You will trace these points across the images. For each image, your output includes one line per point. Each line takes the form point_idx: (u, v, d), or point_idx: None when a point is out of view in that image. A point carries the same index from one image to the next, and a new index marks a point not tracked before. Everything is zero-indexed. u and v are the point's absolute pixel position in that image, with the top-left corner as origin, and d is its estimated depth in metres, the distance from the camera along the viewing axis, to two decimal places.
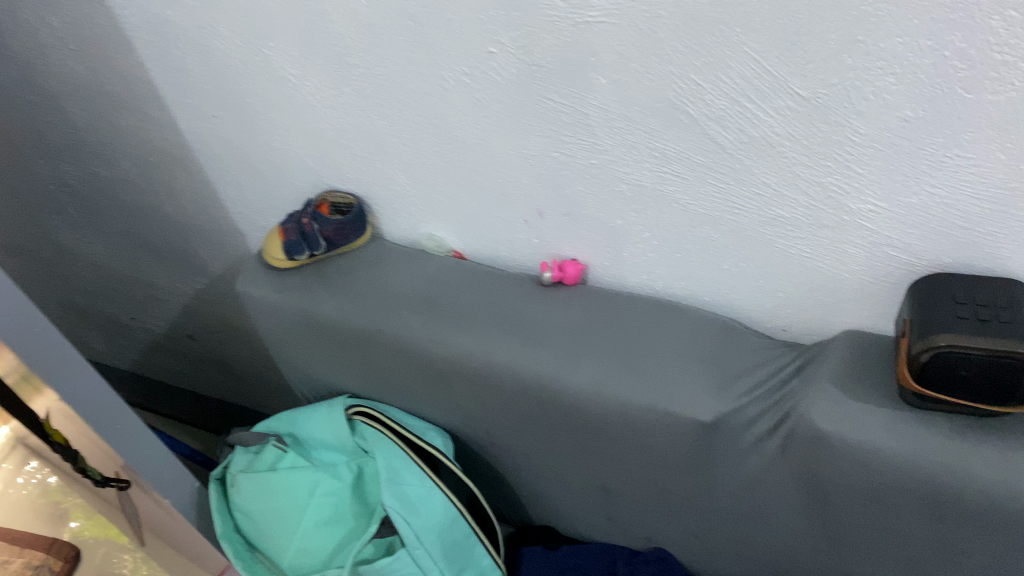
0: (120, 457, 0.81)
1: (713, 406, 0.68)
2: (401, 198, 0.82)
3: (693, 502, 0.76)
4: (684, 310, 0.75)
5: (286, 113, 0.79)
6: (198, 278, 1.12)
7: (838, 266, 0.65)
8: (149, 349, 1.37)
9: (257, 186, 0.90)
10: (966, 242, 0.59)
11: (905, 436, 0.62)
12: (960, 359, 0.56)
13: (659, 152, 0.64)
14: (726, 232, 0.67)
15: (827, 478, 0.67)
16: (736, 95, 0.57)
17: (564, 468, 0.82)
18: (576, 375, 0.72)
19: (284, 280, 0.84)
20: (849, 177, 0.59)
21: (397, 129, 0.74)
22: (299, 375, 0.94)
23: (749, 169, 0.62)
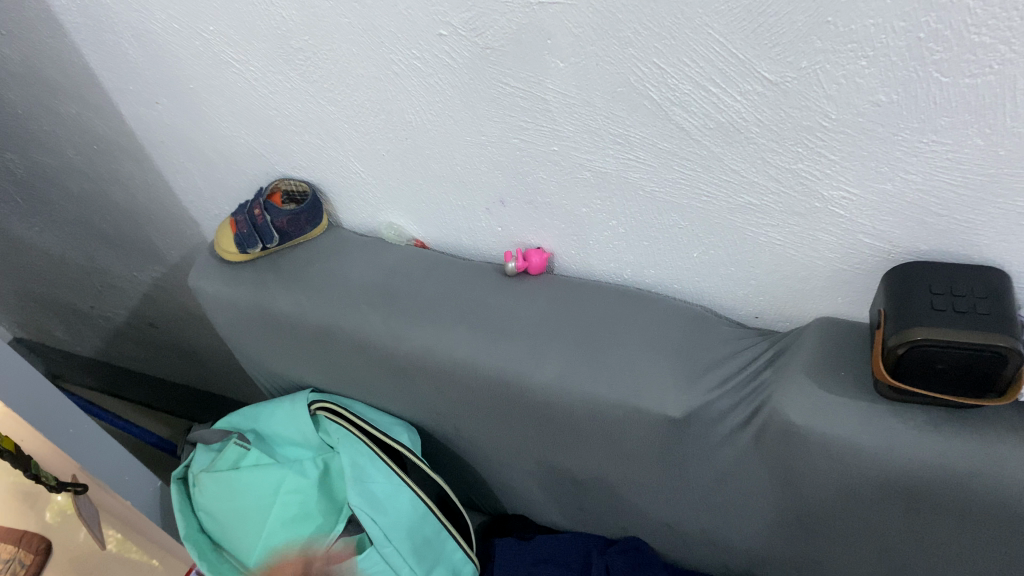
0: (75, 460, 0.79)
1: (682, 402, 0.65)
2: (358, 186, 0.78)
3: (666, 493, 0.75)
4: (653, 299, 0.72)
5: (232, 99, 0.74)
6: (155, 267, 1.08)
7: (811, 253, 0.63)
8: (111, 337, 1.34)
9: (208, 174, 0.86)
10: (942, 228, 0.56)
11: (880, 430, 0.60)
12: (936, 352, 0.54)
13: (623, 139, 0.61)
14: (694, 219, 0.65)
15: (802, 471, 0.65)
16: (700, 78, 0.54)
17: (534, 460, 0.80)
18: (540, 372, 0.69)
19: (237, 274, 0.81)
20: (820, 163, 0.56)
21: (348, 116, 0.70)
22: (258, 371, 0.90)
23: (716, 155, 0.59)
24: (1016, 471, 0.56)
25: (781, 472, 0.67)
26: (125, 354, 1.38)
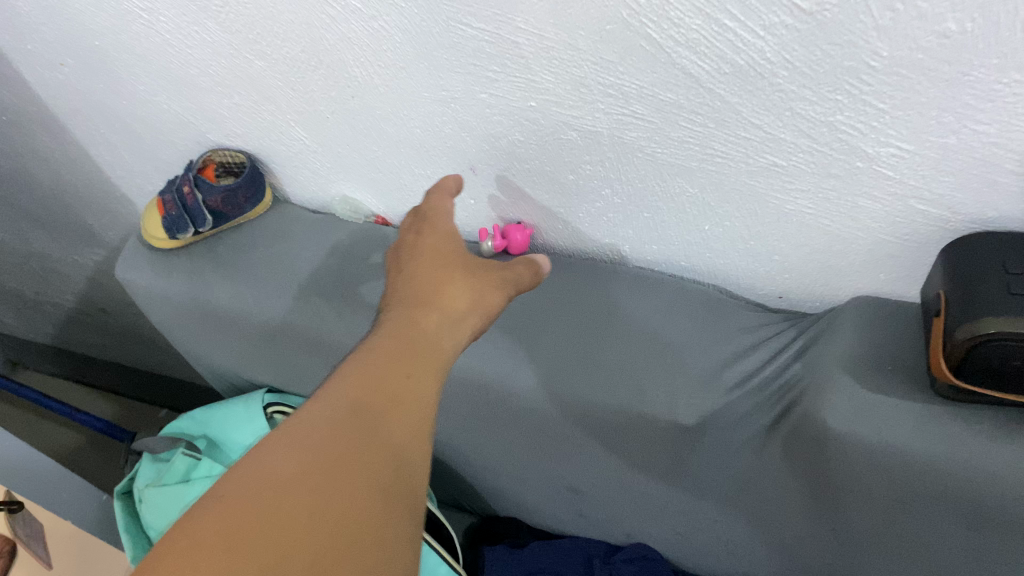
0: None
1: (697, 406, 0.56)
2: (304, 155, 0.66)
3: (677, 500, 0.64)
4: (657, 282, 0.62)
5: (144, 57, 0.62)
6: (96, 250, 0.96)
7: (850, 222, 0.51)
8: (64, 324, 1.22)
9: (135, 145, 0.74)
10: (1020, 192, 0.44)
11: (936, 439, 0.48)
12: (1014, 349, 0.42)
13: (616, 90, 0.49)
14: (705, 184, 0.53)
15: (840, 484, 0.54)
16: (711, 10, 0.42)
17: (524, 464, 0.70)
18: (522, 375, 0.60)
19: (170, 263, 0.69)
20: (864, 113, 0.44)
21: (281, 72, 0.58)
22: (209, 369, 0.79)
23: (732, 107, 0.47)
24: None
25: (814, 483, 0.55)
26: (83, 340, 1.27)
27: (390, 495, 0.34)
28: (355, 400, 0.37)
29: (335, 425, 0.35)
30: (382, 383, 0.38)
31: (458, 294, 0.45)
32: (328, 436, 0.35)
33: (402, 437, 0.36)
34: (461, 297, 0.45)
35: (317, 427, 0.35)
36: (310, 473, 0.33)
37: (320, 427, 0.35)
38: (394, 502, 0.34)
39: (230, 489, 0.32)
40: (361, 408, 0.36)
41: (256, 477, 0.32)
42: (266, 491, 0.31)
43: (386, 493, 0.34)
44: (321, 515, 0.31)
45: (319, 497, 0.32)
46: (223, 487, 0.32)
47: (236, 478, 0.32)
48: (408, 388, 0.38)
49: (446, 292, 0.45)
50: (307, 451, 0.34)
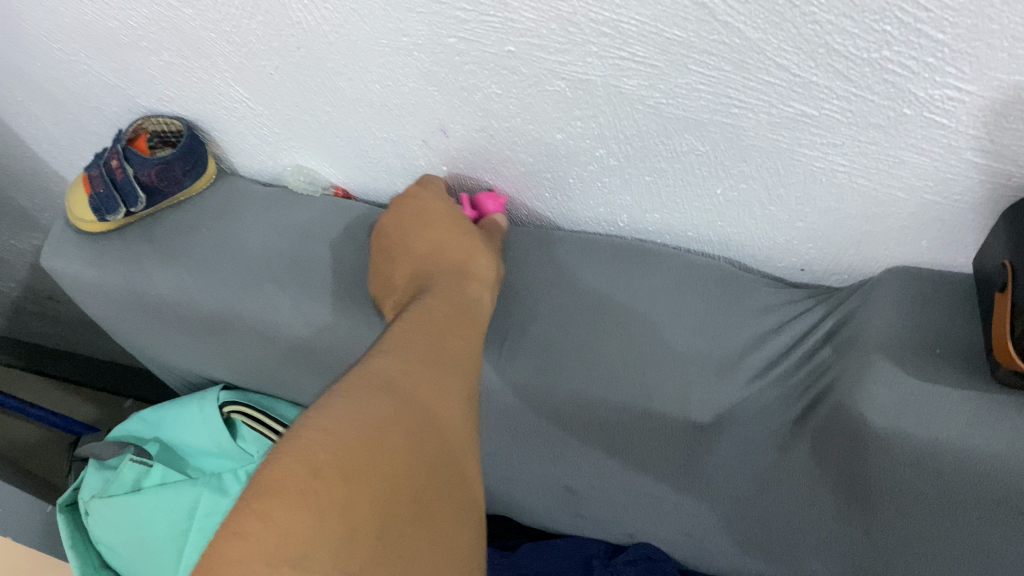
0: None
1: (709, 402, 0.49)
2: (249, 121, 0.57)
3: (686, 501, 0.57)
4: (661, 255, 0.53)
5: (51, 9, 0.53)
6: (34, 234, 0.87)
7: (891, 181, 0.43)
8: (13, 312, 1.13)
9: (59, 113, 0.65)
10: None
11: (996, 437, 0.41)
12: None
13: (609, 29, 0.40)
14: (718, 140, 0.45)
15: (879, 490, 0.46)
16: None
17: (513, 462, 0.62)
18: (507, 371, 0.53)
19: (100, 250, 0.60)
20: (918, 47, 0.35)
21: (211, 21, 0.49)
22: (158, 365, 0.71)
23: (752, 45, 0.38)
24: None
25: (842, 487, 0.48)
26: (35, 331, 1.18)
27: (469, 480, 0.32)
28: (438, 361, 0.34)
29: (430, 382, 0.33)
30: (456, 356, 0.36)
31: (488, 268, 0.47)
32: (428, 395, 0.32)
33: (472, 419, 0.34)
34: (490, 270, 0.47)
35: (415, 378, 0.32)
36: (420, 428, 0.30)
37: (416, 378, 0.32)
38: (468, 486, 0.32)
39: (342, 415, 0.28)
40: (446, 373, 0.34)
41: (369, 411, 0.29)
42: (386, 433, 0.28)
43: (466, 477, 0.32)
44: (426, 485, 0.29)
45: (429, 462, 0.30)
46: (338, 411, 0.28)
47: (344, 408, 0.29)
48: (463, 359, 0.36)
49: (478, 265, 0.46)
50: (412, 402, 0.31)
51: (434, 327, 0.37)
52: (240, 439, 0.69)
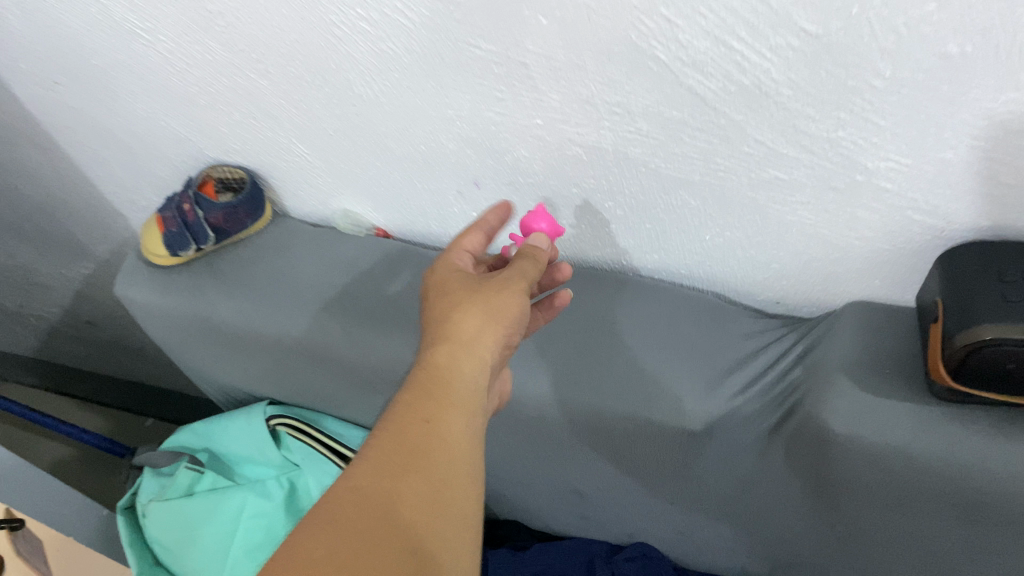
0: None
1: (703, 411, 0.57)
2: (304, 172, 0.67)
3: (680, 501, 0.66)
4: (660, 290, 0.63)
5: (141, 76, 0.62)
6: (84, 264, 0.96)
7: (848, 233, 0.53)
8: (47, 336, 1.21)
9: (129, 162, 0.74)
10: (1014, 202, 0.46)
11: (936, 439, 0.50)
12: (1010, 355, 0.45)
13: (621, 108, 0.50)
14: (707, 197, 0.54)
15: (841, 482, 0.56)
16: (720, 34, 0.43)
17: (529, 469, 0.71)
18: (530, 384, 0.62)
19: (170, 280, 0.69)
20: (866, 130, 0.45)
21: (283, 91, 0.58)
22: (208, 384, 0.80)
23: (736, 125, 0.48)
24: None
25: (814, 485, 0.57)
26: (65, 353, 1.25)
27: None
28: (425, 446, 0.37)
29: (404, 484, 0.35)
30: (450, 429, 0.38)
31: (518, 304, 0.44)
32: (398, 517, 0.34)
33: (469, 487, 0.37)
34: (518, 304, 0.44)
35: (390, 479, 0.35)
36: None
37: (392, 479, 0.35)
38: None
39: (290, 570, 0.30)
40: (434, 458, 0.37)
41: (329, 539, 0.32)
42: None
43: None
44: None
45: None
46: (291, 551, 0.31)
47: (295, 560, 0.31)
48: (455, 417, 0.39)
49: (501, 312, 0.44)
50: (383, 513, 0.34)
51: (414, 396, 0.39)
52: (282, 449, 0.77)
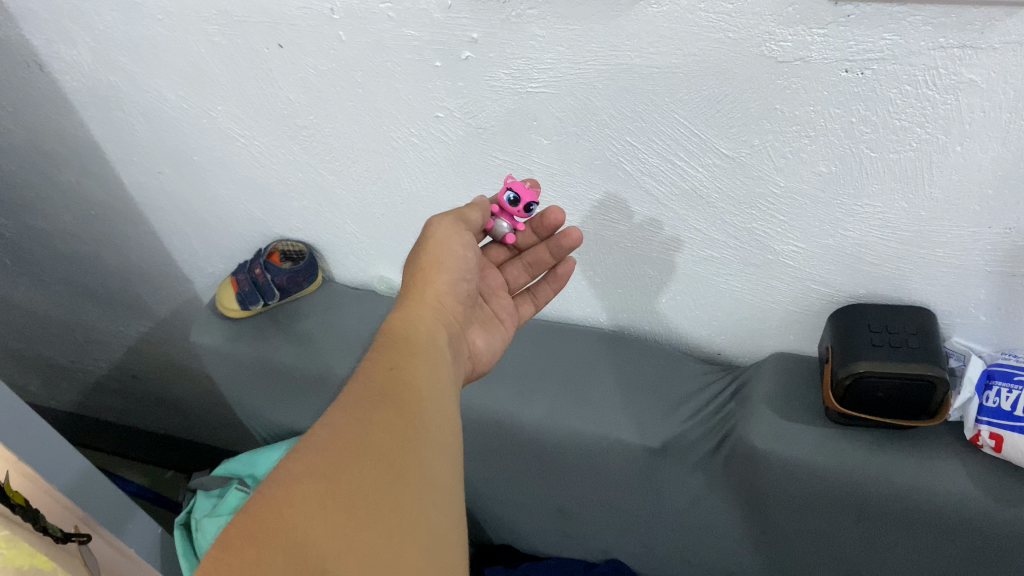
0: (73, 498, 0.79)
1: (659, 433, 0.75)
2: (352, 246, 0.85)
3: (645, 515, 0.82)
4: (629, 340, 0.82)
5: (233, 168, 0.81)
6: (143, 322, 1.13)
7: (766, 298, 0.71)
8: (91, 391, 1.35)
9: (206, 235, 0.92)
10: (877, 275, 0.65)
11: (831, 452, 0.67)
12: (878, 383, 0.62)
13: (599, 203, 0.69)
14: (663, 269, 0.73)
15: (767, 492, 0.72)
16: (667, 154, 0.63)
17: (523, 489, 0.87)
18: (529, 411, 0.79)
19: (240, 330, 0.88)
20: (772, 222, 0.64)
21: (346, 183, 0.78)
22: (257, 420, 0.96)
23: (681, 217, 0.67)
24: (943, 485, 0.64)
25: (746, 492, 0.74)
26: (102, 407, 1.40)
27: (422, 506, 0.42)
28: (390, 385, 0.48)
29: (377, 416, 0.45)
30: (409, 369, 0.49)
31: (453, 252, 0.57)
32: (377, 438, 0.44)
33: (433, 418, 0.47)
34: (445, 252, 0.57)
35: (365, 412, 0.45)
36: (349, 488, 0.41)
37: (368, 412, 0.45)
38: (429, 501, 0.42)
39: (292, 478, 0.40)
40: (401, 399, 0.47)
41: (319, 459, 0.42)
42: (320, 499, 0.40)
43: (424, 485, 0.43)
44: (358, 541, 0.39)
45: (363, 527, 0.39)
46: (291, 470, 0.41)
47: (296, 475, 0.41)
48: (411, 370, 0.50)
49: (434, 255, 0.56)
50: (363, 436, 0.43)
51: (377, 358, 0.50)
52: None
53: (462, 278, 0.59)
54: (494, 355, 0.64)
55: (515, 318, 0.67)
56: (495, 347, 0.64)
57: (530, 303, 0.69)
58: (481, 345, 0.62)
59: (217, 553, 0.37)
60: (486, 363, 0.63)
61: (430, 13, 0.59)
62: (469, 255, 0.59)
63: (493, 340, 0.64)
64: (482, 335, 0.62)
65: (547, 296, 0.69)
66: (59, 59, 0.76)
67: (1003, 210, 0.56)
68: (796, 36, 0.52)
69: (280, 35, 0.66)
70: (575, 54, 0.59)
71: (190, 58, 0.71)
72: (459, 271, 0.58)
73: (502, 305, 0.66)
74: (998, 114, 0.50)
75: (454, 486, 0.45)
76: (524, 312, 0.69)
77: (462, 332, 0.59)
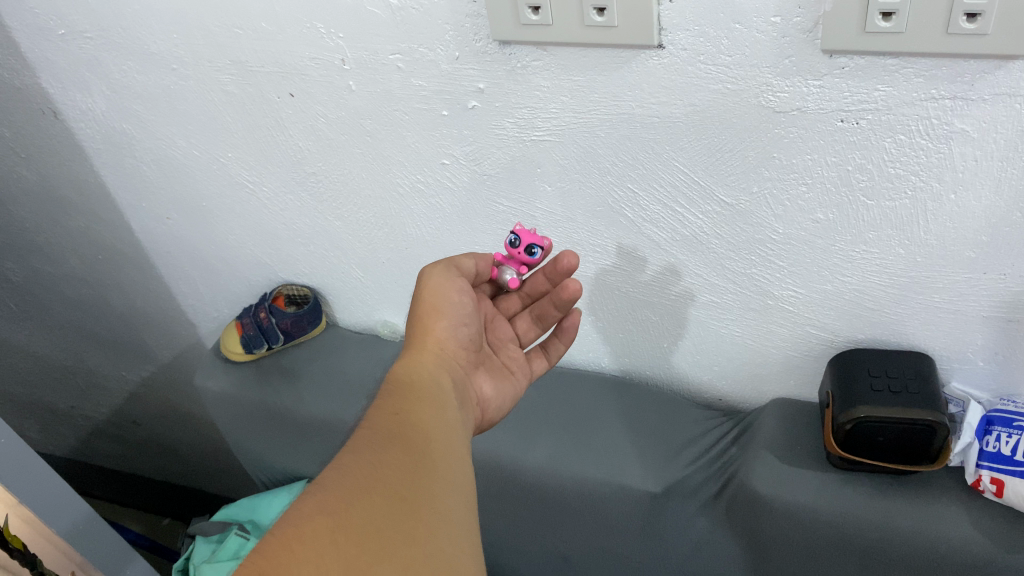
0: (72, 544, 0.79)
1: (661, 478, 0.75)
2: (357, 290, 0.86)
3: (648, 561, 0.82)
4: (632, 386, 0.83)
5: (241, 214, 0.83)
6: (145, 367, 1.13)
7: (766, 343, 0.72)
8: (89, 437, 1.35)
9: (211, 279, 0.93)
10: (877, 321, 0.65)
11: (834, 496, 0.67)
12: (878, 428, 0.62)
13: (601, 249, 0.71)
14: (664, 313, 0.74)
15: (769, 536, 0.72)
16: (668, 201, 0.64)
17: (526, 534, 0.87)
18: (531, 455, 0.79)
19: (244, 374, 0.88)
20: (771, 268, 0.65)
21: (352, 229, 0.79)
22: (259, 465, 0.96)
23: (683, 262, 0.68)
24: (947, 530, 0.64)
25: (749, 537, 0.74)
26: (100, 454, 1.39)
27: (434, 542, 0.42)
28: (397, 426, 0.48)
29: (385, 455, 0.45)
30: (414, 411, 0.50)
31: (448, 298, 0.58)
32: (386, 478, 0.44)
33: (444, 456, 0.48)
34: (441, 299, 0.58)
35: (373, 453, 0.45)
36: (359, 527, 0.41)
37: (376, 453, 0.45)
38: (442, 537, 0.43)
39: (301, 519, 0.40)
40: (408, 441, 0.47)
41: (330, 498, 0.42)
42: (331, 538, 0.40)
43: (436, 522, 0.43)
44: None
45: (374, 564, 0.39)
46: (303, 509, 0.41)
47: (308, 513, 0.41)
48: (418, 413, 0.50)
49: (431, 303, 0.57)
50: (372, 477, 0.43)
51: (383, 403, 0.51)
52: None
53: (460, 325, 0.59)
54: (502, 405, 0.63)
55: (527, 372, 0.67)
56: (505, 396, 0.63)
57: (543, 358, 0.68)
58: (489, 392, 0.62)
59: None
60: (496, 413, 0.63)
61: (438, 64, 0.62)
62: (465, 299, 0.59)
63: (502, 390, 0.63)
64: (490, 384, 0.62)
65: (559, 352, 0.68)
66: (74, 106, 0.78)
67: (998, 257, 0.57)
68: (792, 87, 0.54)
69: (291, 85, 0.68)
70: (577, 104, 0.60)
71: (204, 106, 0.73)
72: (456, 316, 0.59)
73: (513, 356, 0.66)
74: (989, 162, 0.52)
75: (468, 523, 0.45)
76: (539, 366, 0.68)
77: (467, 379, 0.59)
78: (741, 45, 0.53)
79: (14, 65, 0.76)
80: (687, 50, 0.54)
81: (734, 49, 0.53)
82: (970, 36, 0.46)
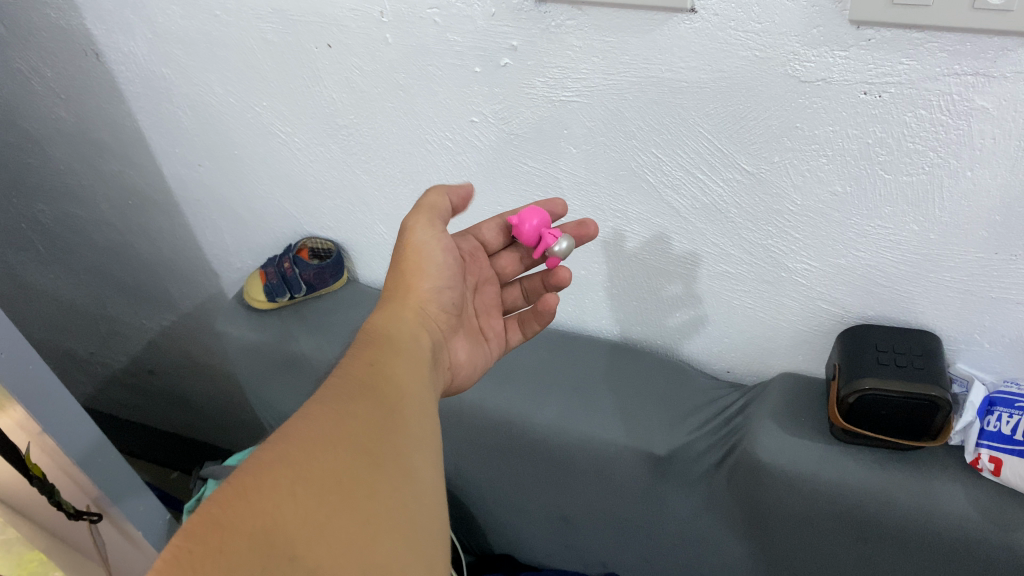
0: (88, 473, 0.80)
1: (666, 441, 0.77)
2: (379, 247, 0.88)
3: (647, 524, 0.84)
4: (641, 352, 0.85)
5: (272, 165, 0.85)
6: (166, 315, 1.16)
7: (777, 316, 0.73)
8: (105, 385, 1.38)
9: (237, 230, 0.95)
10: (888, 297, 0.67)
11: (834, 467, 0.68)
12: (882, 401, 0.63)
13: (621, 214, 0.73)
14: (679, 282, 0.76)
15: (767, 505, 0.73)
16: (690, 167, 0.66)
17: (530, 494, 0.90)
18: (540, 414, 0.81)
19: (264, 322, 0.92)
20: (787, 240, 0.67)
21: (379, 184, 0.81)
22: (273, 414, 0.99)
23: (701, 231, 0.70)
24: (943, 505, 0.64)
25: (747, 505, 0.76)
26: (116, 402, 1.42)
27: (399, 495, 0.43)
28: (369, 382, 0.49)
29: (355, 407, 0.47)
30: (386, 368, 0.51)
31: (434, 260, 0.60)
32: (353, 431, 0.45)
33: (414, 414, 0.49)
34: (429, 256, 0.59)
35: (340, 407, 0.46)
36: (324, 476, 0.42)
37: (346, 407, 0.46)
38: (405, 491, 0.44)
39: (262, 468, 0.41)
40: (380, 397, 0.48)
41: (295, 449, 0.42)
42: (292, 487, 0.40)
43: (401, 476, 0.45)
44: (331, 527, 0.40)
45: (336, 516, 0.40)
46: (266, 457, 0.42)
47: (270, 461, 0.42)
48: (390, 371, 0.51)
49: (415, 259, 0.59)
50: (336, 433, 0.44)
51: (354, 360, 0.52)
52: None
53: (445, 287, 0.61)
54: (472, 372, 0.65)
55: (501, 344, 0.69)
56: (476, 363, 0.65)
57: (519, 331, 0.70)
58: (464, 358, 0.64)
59: (180, 541, 0.37)
60: (467, 375, 0.65)
61: (474, 20, 0.63)
62: (449, 260, 0.61)
63: (476, 357, 0.65)
64: (465, 350, 0.64)
65: (533, 331, 0.71)
66: (116, 48, 0.81)
67: (1011, 238, 0.58)
68: (818, 57, 0.55)
69: (330, 35, 0.70)
70: (609, 66, 0.62)
71: (243, 54, 0.75)
72: (441, 278, 0.60)
73: (491, 324, 0.68)
74: (1008, 142, 0.53)
75: (434, 481, 0.47)
76: (513, 338, 0.70)
77: (445, 342, 0.61)
78: (770, 13, 0.54)
79: (61, 5, 0.78)
80: (718, 16, 0.56)
81: (764, 17, 0.55)
82: (996, 12, 0.47)
